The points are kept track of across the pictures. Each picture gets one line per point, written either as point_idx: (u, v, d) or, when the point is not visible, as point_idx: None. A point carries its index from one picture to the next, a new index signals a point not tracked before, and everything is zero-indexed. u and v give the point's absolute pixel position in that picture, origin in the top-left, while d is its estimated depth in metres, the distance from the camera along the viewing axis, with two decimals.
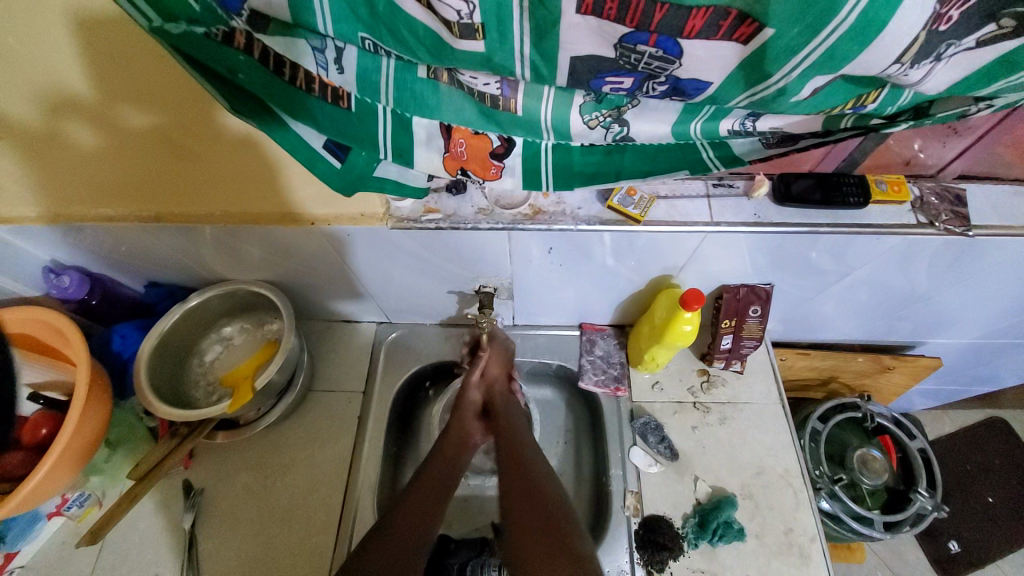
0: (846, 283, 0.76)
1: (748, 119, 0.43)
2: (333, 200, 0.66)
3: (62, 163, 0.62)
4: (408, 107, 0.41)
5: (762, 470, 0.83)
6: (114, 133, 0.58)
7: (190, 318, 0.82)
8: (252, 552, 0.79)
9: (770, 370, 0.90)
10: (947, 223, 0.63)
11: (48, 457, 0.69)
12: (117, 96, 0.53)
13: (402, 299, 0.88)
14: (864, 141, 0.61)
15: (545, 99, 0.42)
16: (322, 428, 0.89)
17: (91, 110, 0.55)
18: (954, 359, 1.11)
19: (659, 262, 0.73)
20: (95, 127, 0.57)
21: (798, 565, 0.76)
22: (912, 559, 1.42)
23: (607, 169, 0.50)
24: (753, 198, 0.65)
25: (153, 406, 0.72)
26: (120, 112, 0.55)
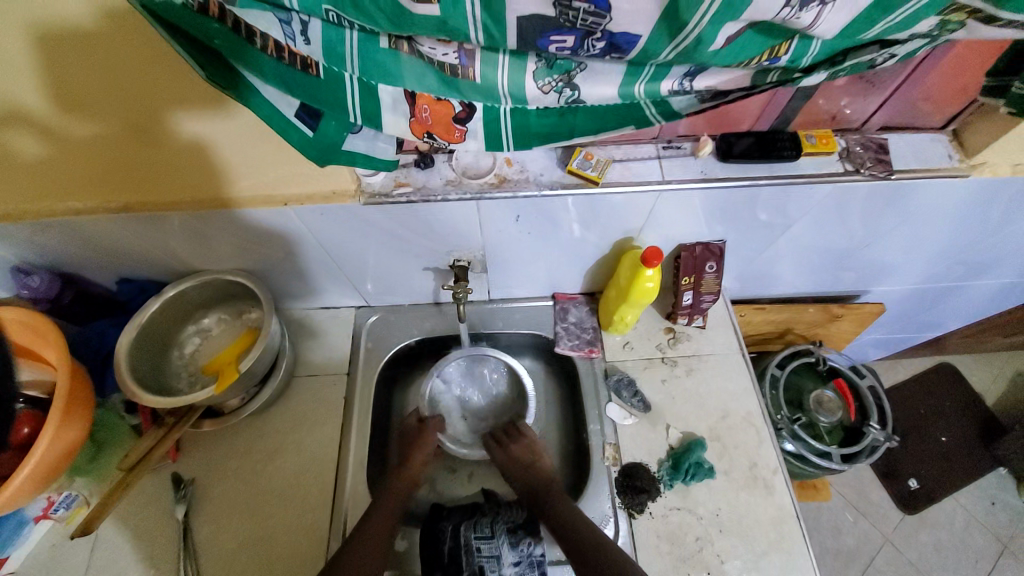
0: (791, 235, 0.83)
1: (686, 79, 0.48)
2: (305, 178, 0.68)
3: (14, 173, 0.65)
4: (374, 75, 0.44)
5: (727, 414, 0.90)
6: (63, 142, 0.62)
7: (168, 309, 0.83)
8: (247, 534, 0.81)
9: (730, 323, 0.97)
10: (872, 170, 0.70)
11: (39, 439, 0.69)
12: (67, 105, 0.57)
13: (379, 279, 0.90)
14: (793, 99, 0.67)
15: (501, 67, 0.46)
16: (309, 410, 0.91)
17: (40, 120, 0.59)
18: (898, 307, 1.20)
19: (621, 225, 0.78)
20: (44, 136, 0.61)
21: (763, 495, 0.83)
22: (875, 498, 1.53)
23: (561, 129, 0.55)
24: (699, 157, 0.71)
25: (133, 395, 0.73)
26: (70, 121, 0.59)
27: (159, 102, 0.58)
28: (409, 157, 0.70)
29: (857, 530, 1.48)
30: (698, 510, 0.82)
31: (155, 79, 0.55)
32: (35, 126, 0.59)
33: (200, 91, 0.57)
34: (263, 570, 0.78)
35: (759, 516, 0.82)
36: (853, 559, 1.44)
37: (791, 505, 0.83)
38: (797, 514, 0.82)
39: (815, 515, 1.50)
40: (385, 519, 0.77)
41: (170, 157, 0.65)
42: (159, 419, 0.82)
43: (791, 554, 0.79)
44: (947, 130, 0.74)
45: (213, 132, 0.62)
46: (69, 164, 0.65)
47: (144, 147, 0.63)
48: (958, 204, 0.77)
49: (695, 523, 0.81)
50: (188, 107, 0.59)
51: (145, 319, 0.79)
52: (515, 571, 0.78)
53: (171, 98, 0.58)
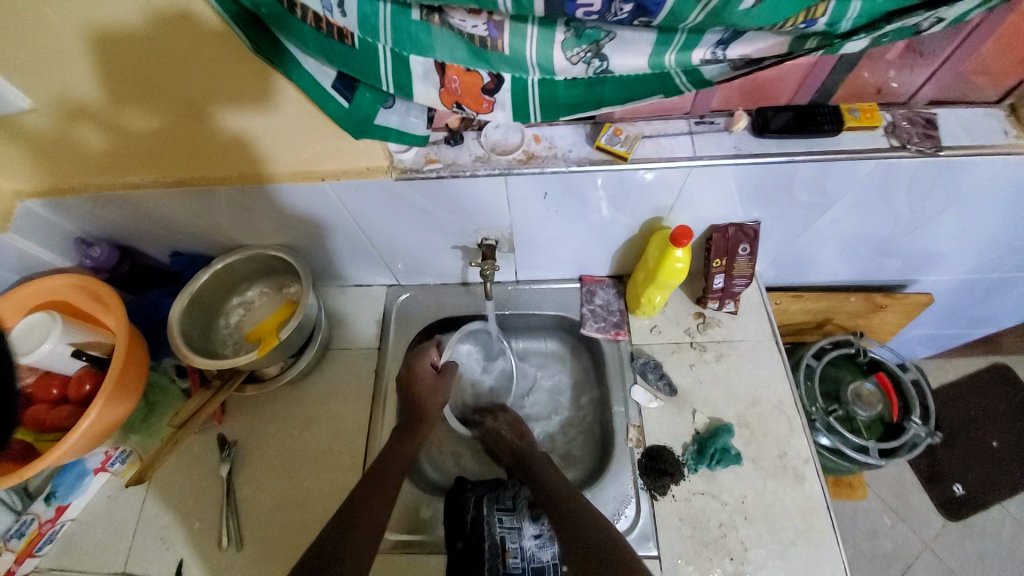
0: (831, 217, 0.80)
1: (719, 47, 0.47)
2: (341, 154, 0.71)
3: (77, 161, 0.72)
4: (405, 47, 0.46)
5: (756, 401, 0.88)
6: (119, 132, 0.68)
7: (217, 279, 0.88)
8: (284, 494, 0.86)
9: (763, 310, 0.94)
10: (919, 145, 0.66)
11: (94, 403, 0.74)
12: (123, 101, 0.63)
13: (409, 256, 0.93)
14: (836, 71, 0.64)
15: (530, 39, 0.46)
16: (343, 382, 0.95)
17: (99, 113, 0.64)
18: (950, 300, 1.13)
19: (649, 204, 0.77)
20: (103, 128, 0.67)
21: (793, 485, 0.81)
22: (917, 502, 1.45)
23: (589, 99, 0.55)
24: (733, 133, 0.69)
25: (185, 355, 0.79)
26: (125, 115, 0.65)
27: (205, 99, 0.63)
28: (439, 134, 0.71)
29: (896, 534, 1.41)
30: (722, 496, 0.81)
31: (199, 64, 0.58)
32: (95, 119, 0.65)
33: (241, 88, 0.61)
34: (298, 529, 0.83)
35: (787, 505, 0.80)
36: (889, 563, 1.38)
37: (822, 495, 0.80)
38: (827, 505, 0.80)
39: (850, 516, 1.44)
40: (399, 474, 0.79)
41: (215, 146, 0.70)
42: (208, 381, 0.89)
43: (819, 546, 0.77)
44: (1003, 104, 0.69)
45: (252, 127, 0.67)
46: (125, 152, 0.71)
47: (191, 138, 0.69)
48: (1016, 185, 0.72)
49: (719, 509, 0.80)
50: (230, 103, 0.63)
51: (196, 289, 0.85)
52: (536, 543, 0.80)
53: (215, 96, 0.62)
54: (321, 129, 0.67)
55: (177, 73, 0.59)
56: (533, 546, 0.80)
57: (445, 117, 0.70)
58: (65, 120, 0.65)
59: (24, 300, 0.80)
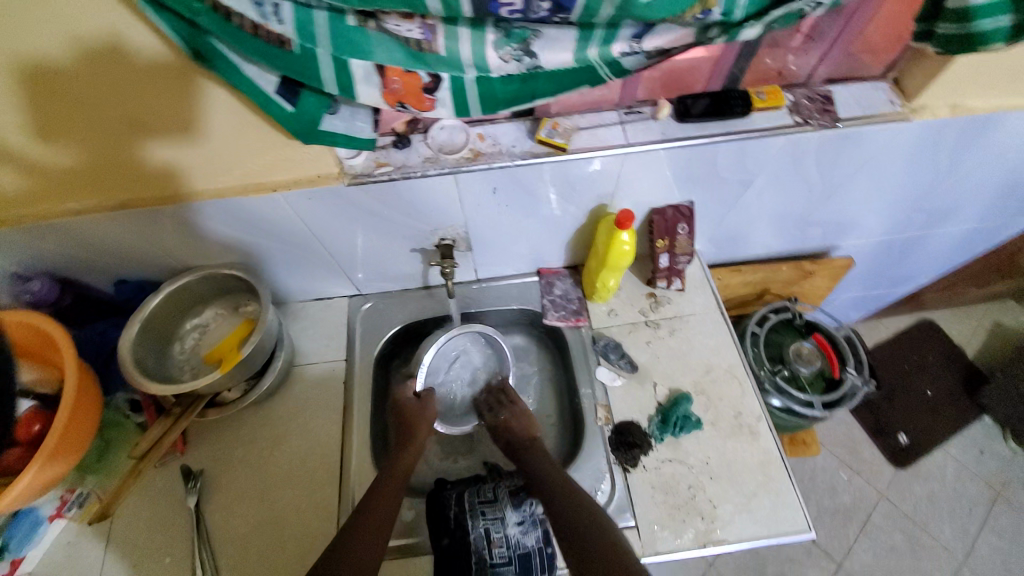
0: (756, 192, 0.88)
1: (634, 41, 0.53)
2: (290, 163, 0.72)
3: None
4: (345, 52, 0.49)
5: (710, 368, 0.94)
6: (38, 169, 0.67)
7: (168, 304, 0.86)
8: (260, 517, 0.84)
9: (708, 284, 1.02)
10: (818, 120, 0.75)
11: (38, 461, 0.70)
12: (40, 138, 0.63)
13: (368, 264, 0.94)
14: (741, 58, 0.72)
15: (462, 40, 0.50)
16: (311, 397, 0.94)
17: (17, 152, 0.64)
18: (872, 261, 1.25)
19: (593, 193, 0.82)
20: (24, 159, 0.65)
21: (749, 441, 0.88)
22: (868, 455, 1.57)
23: (526, 92, 0.59)
24: (659, 119, 0.75)
25: (141, 382, 0.76)
26: (45, 151, 0.65)
27: (128, 132, 0.64)
28: (386, 139, 0.74)
29: (853, 488, 1.52)
30: (688, 460, 0.86)
31: (129, 83, 0.58)
32: (12, 157, 0.65)
33: (166, 118, 0.63)
34: (278, 549, 0.81)
35: (747, 461, 0.86)
36: (851, 514, 1.48)
37: (777, 449, 0.87)
38: (783, 456, 0.87)
39: (811, 476, 1.54)
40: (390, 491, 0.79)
41: (141, 175, 0.71)
42: (167, 410, 0.86)
43: (779, 494, 0.84)
44: (888, 77, 0.78)
45: (165, 153, 0.68)
46: (47, 186, 0.70)
47: (115, 169, 0.69)
48: (907, 150, 0.82)
49: (687, 472, 0.85)
50: (154, 134, 0.65)
51: (147, 314, 0.82)
52: (519, 529, 0.82)
53: (140, 128, 0.64)
54: (246, 141, 0.68)
55: (105, 92, 0.58)
56: (517, 533, 0.81)
57: (391, 122, 0.72)
58: None
59: None
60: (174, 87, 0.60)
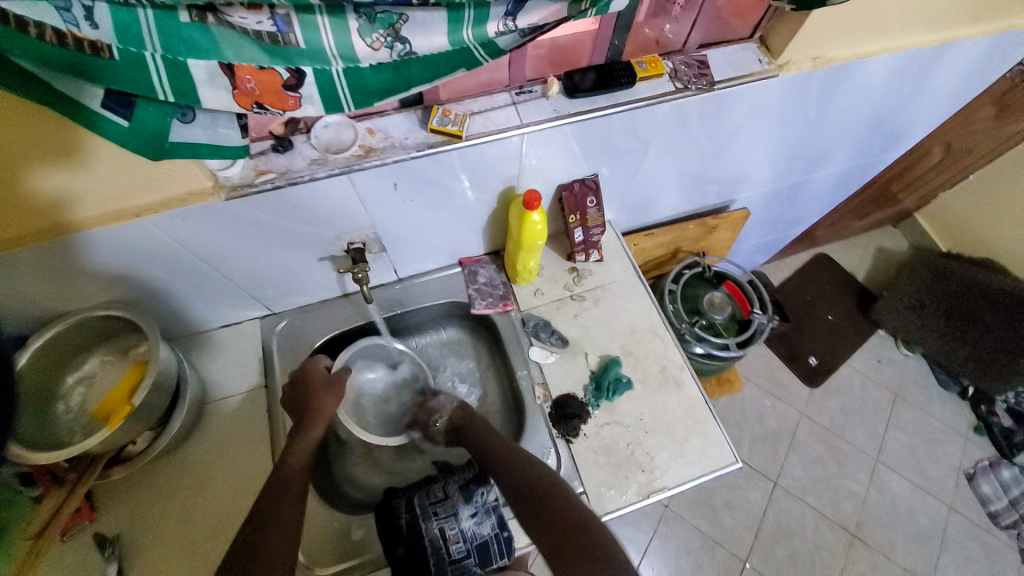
0: (653, 157, 0.91)
1: (508, 18, 0.52)
2: (155, 183, 0.63)
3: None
4: (183, 53, 0.44)
5: (635, 330, 0.98)
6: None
7: (38, 360, 0.75)
8: (196, 569, 0.77)
9: (622, 251, 1.05)
10: (695, 84, 0.78)
11: None
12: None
13: (275, 280, 0.88)
14: (619, 29, 0.74)
15: (323, 30, 0.46)
16: (233, 432, 0.87)
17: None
18: (766, 209, 1.36)
19: (498, 176, 0.81)
20: None
21: (676, 392, 0.93)
22: (786, 381, 1.74)
23: (400, 81, 0.55)
24: (550, 97, 0.75)
25: (23, 456, 0.66)
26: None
27: (1, 164, 0.54)
28: (265, 143, 0.68)
29: (778, 413, 1.69)
30: (625, 420, 0.90)
31: None
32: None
33: (51, 148, 0.55)
34: None
35: (676, 410, 0.92)
36: (778, 437, 1.65)
37: (699, 393, 0.93)
38: (705, 400, 0.93)
39: (741, 410, 1.69)
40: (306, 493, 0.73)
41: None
42: (58, 477, 0.75)
43: (707, 434, 0.90)
44: (755, 38, 0.84)
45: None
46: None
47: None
48: (779, 103, 0.89)
49: (625, 432, 0.89)
50: (32, 163, 0.56)
51: (12, 378, 0.71)
52: (474, 521, 0.82)
53: (17, 159, 0.54)
54: (96, 166, 0.59)
55: None
56: (472, 525, 0.82)
57: (265, 123, 0.67)
58: None
59: None
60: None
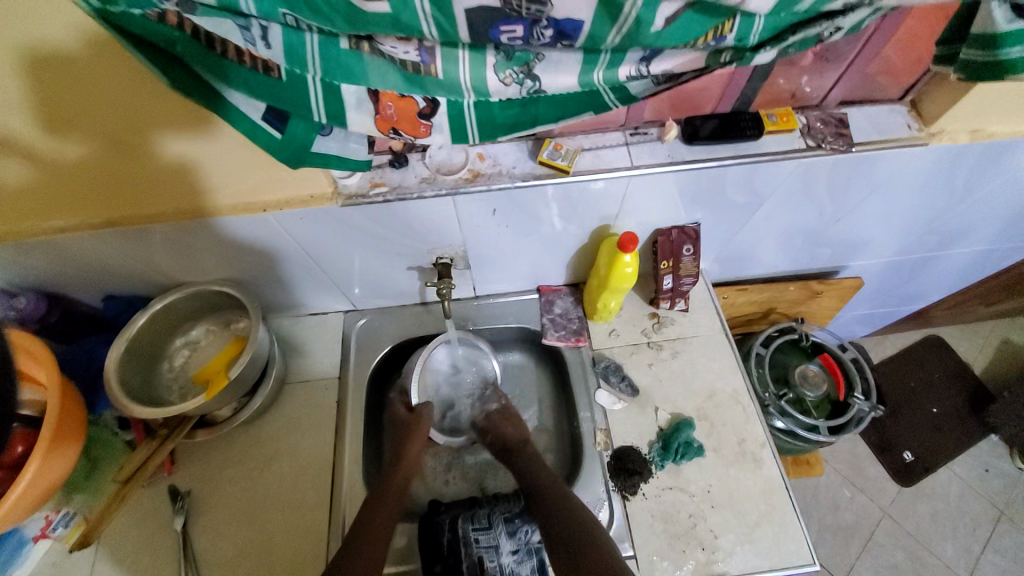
0: (763, 214, 0.86)
1: (642, 64, 0.51)
2: (284, 183, 0.69)
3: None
4: (337, 76, 0.46)
5: (714, 392, 0.91)
6: (42, 167, 0.63)
7: (156, 321, 0.83)
8: (249, 541, 0.80)
9: (712, 305, 0.99)
10: (832, 144, 0.73)
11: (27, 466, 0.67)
12: (46, 136, 0.59)
13: (366, 281, 0.92)
14: (751, 81, 0.70)
15: (462, 63, 0.48)
16: (303, 416, 0.91)
17: (22, 148, 0.60)
18: (879, 281, 1.22)
19: (596, 213, 0.80)
20: (9, 175, 0.63)
21: (753, 469, 0.85)
22: (872, 473, 1.54)
23: (525, 118, 0.57)
24: (666, 141, 0.73)
25: (125, 407, 0.73)
26: (53, 149, 0.61)
27: (141, 129, 0.60)
28: (382, 157, 0.71)
29: (856, 506, 1.49)
30: (690, 488, 0.84)
31: (123, 104, 0.57)
32: (21, 152, 0.60)
33: (184, 117, 0.59)
34: (266, 575, 0.78)
35: (750, 490, 0.83)
36: (853, 533, 1.45)
37: (780, 476, 0.84)
38: (786, 485, 0.84)
39: (813, 493, 1.51)
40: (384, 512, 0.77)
41: (155, 191, 0.69)
42: (153, 430, 0.83)
43: (783, 524, 0.81)
44: (904, 100, 0.77)
45: (158, 168, 0.66)
46: (49, 188, 0.66)
47: (126, 170, 0.65)
48: (918, 174, 0.80)
49: (688, 501, 0.83)
50: (170, 134, 0.61)
51: (132, 334, 0.80)
52: (514, 558, 0.79)
53: (137, 130, 0.60)
54: (240, 162, 0.66)
55: (98, 116, 0.57)
56: (512, 562, 0.79)
57: (387, 140, 0.70)
58: None
59: None
60: (172, 111, 0.58)
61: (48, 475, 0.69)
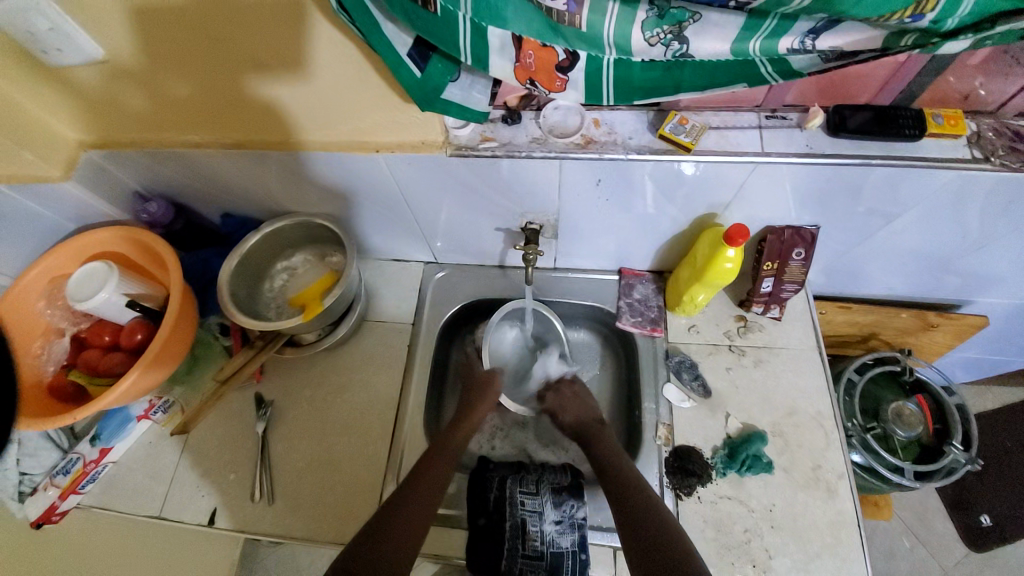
0: (895, 228, 0.76)
1: (808, 38, 0.45)
2: (398, 126, 0.70)
3: (125, 120, 0.75)
4: (484, 18, 0.45)
5: (794, 411, 0.85)
6: (174, 91, 0.69)
7: (266, 242, 0.90)
8: (316, 458, 0.87)
9: (809, 319, 0.91)
10: (1004, 159, 0.63)
11: (138, 363, 0.75)
12: (164, 66, 0.65)
13: (451, 235, 0.93)
14: (923, 72, 0.61)
15: (609, 15, 0.45)
16: (377, 354, 0.96)
17: (185, 65, 0.65)
18: (1007, 324, 1.07)
19: (704, 200, 0.75)
20: (159, 85, 0.68)
21: (824, 498, 0.79)
22: (938, 528, 1.39)
23: (667, 83, 0.53)
24: (806, 130, 0.66)
25: (232, 314, 0.80)
26: (167, 78, 0.67)
27: (241, 66, 0.64)
28: (496, 112, 0.71)
29: (914, 558, 1.36)
30: (750, 502, 0.79)
31: (262, 29, 0.59)
32: (148, 78, 0.67)
33: (282, 54, 0.62)
34: (326, 491, 0.84)
35: (816, 519, 0.78)
36: None
37: (855, 512, 0.78)
38: (859, 522, 0.77)
39: (871, 536, 1.40)
40: (439, 461, 0.79)
41: (278, 119, 0.72)
42: (250, 341, 0.91)
43: (847, 562, 0.75)
44: None
45: (288, 94, 0.68)
46: (171, 113, 0.73)
47: (228, 102, 0.70)
48: None
49: (746, 515, 0.79)
50: (267, 72, 0.65)
51: (245, 251, 0.86)
52: (556, 529, 0.80)
53: (270, 56, 0.62)
54: (363, 99, 0.67)
55: (239, 37, 0.60)
56: (553, 532, 0.79)
57: (505, 95, 0.69)
58: (120, 79, 0.68)
59: (79, 251, 0.84)
60: (306, 36, 0.59)
61: (160, 367, 0.78)
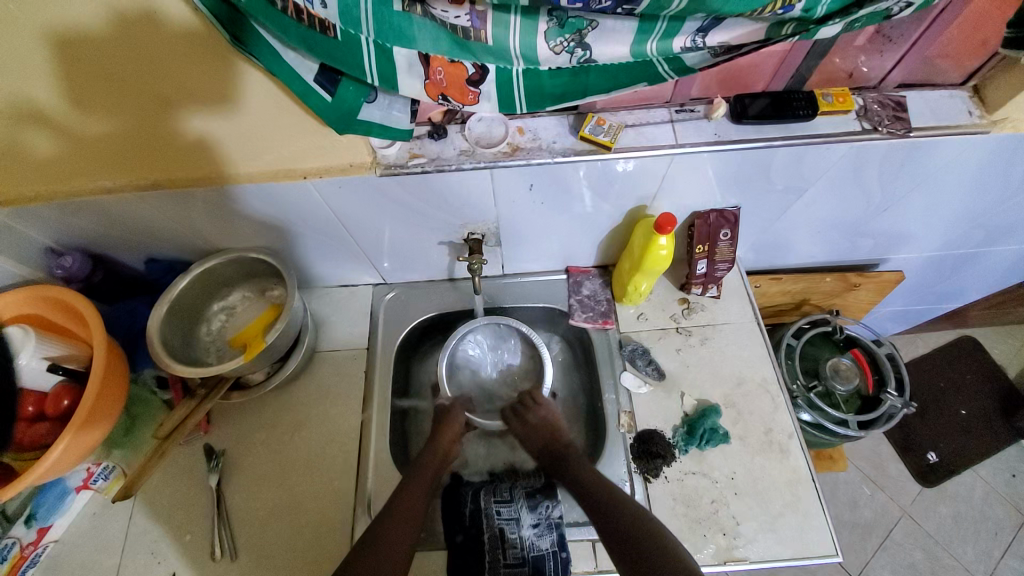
0: (807, 199, 0.83)
1: (698, 35, 0.49)
2: (322, 150, 0.70)
3: (16, 177, 0.70)
4: (388, 39, 0.46)
5: (742, 381, 0.90)
6: (76, 138, 0.65)
7: (197, 285, 0.86)
8: (278, 502, 0.83)
9: (745, 293, 0.97)
10: (889, 127, 0.70)
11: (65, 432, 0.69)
12: (59, 115, 0.61)
13: (395, 254, 0.93)
14: (807, 58, 0.67)
15: (512, 29, 0.47)
16: (333, 384, 0.93)
17: (81, 111, 0.61)
18: (918, 276, 1.18)
19: (634, 193, 0.78)
20: (56, 132, 0.64)
21: (779, 460, 0.84)
22: (892, 471, 1.51)
23: (575, 88, 0.56)
24: (713, 120, 0.71)
25: (166, 363, 0.76)
26: (58, 129, 0.63)
27: (149, 107, 0.62)
28: (422, 129, 0.71)
29: (874, 503, 1.46)
30: (714, 474, 0.83)
31: (169, 68, 0.57)
32: (42, 126, 0.62)
33: (202, 90, 0.60)
34: (294, 535, 0.81)
35: (775, 479, 0.83)
36: (870, 530, 1.43)
37: (807, 468, 0.83)
38: (813, 477, 0.83)
39: (831, 489, 1.49)
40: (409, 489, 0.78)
41: (199, 153, 0.69)
42: (192, 390, 0.86)
43: (807, 516, 0.80)
44: (967, 85, 0.72)
45: (212, 128, 0.65)
46: (79, 159, 0.69)
47: (134, 144, 0.67)
48: (976, 163, 0.76)
49: (711, 487, 0.82)
50: (175, 110, 0.62)
51: (173, 297, 0.82)
52: (534, 532, 0.80)
53: (185, 94, 0.60)
54: (286, 127, 0.66)
55: (141, 77, 0.58)
56: (532, 536, 0.79)
57: (427, 111, 0.70)
58: (8, 130, 0.62)
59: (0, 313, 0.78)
60: (215, 70, 0.58)
61: (89, 436, 0.72)
